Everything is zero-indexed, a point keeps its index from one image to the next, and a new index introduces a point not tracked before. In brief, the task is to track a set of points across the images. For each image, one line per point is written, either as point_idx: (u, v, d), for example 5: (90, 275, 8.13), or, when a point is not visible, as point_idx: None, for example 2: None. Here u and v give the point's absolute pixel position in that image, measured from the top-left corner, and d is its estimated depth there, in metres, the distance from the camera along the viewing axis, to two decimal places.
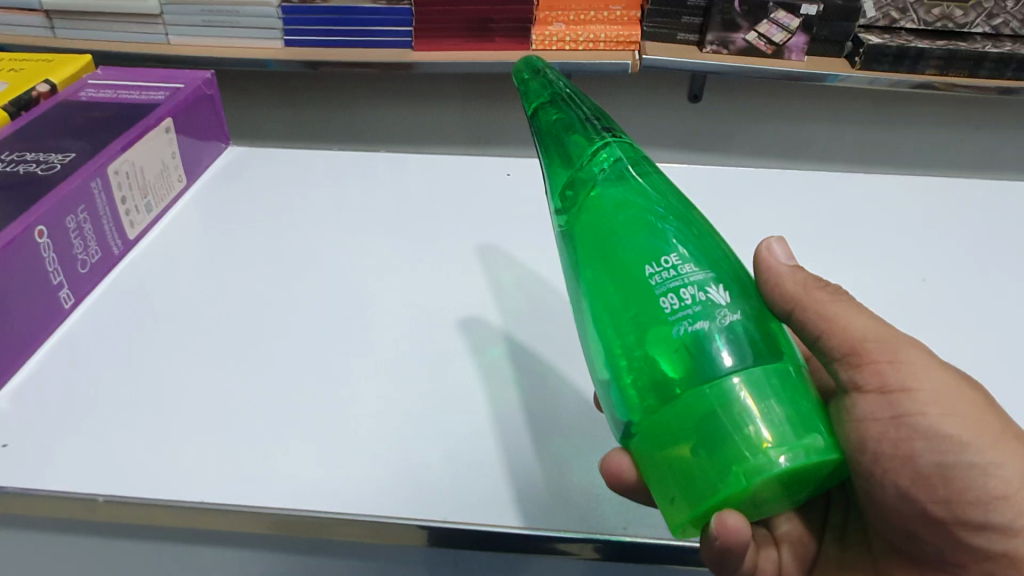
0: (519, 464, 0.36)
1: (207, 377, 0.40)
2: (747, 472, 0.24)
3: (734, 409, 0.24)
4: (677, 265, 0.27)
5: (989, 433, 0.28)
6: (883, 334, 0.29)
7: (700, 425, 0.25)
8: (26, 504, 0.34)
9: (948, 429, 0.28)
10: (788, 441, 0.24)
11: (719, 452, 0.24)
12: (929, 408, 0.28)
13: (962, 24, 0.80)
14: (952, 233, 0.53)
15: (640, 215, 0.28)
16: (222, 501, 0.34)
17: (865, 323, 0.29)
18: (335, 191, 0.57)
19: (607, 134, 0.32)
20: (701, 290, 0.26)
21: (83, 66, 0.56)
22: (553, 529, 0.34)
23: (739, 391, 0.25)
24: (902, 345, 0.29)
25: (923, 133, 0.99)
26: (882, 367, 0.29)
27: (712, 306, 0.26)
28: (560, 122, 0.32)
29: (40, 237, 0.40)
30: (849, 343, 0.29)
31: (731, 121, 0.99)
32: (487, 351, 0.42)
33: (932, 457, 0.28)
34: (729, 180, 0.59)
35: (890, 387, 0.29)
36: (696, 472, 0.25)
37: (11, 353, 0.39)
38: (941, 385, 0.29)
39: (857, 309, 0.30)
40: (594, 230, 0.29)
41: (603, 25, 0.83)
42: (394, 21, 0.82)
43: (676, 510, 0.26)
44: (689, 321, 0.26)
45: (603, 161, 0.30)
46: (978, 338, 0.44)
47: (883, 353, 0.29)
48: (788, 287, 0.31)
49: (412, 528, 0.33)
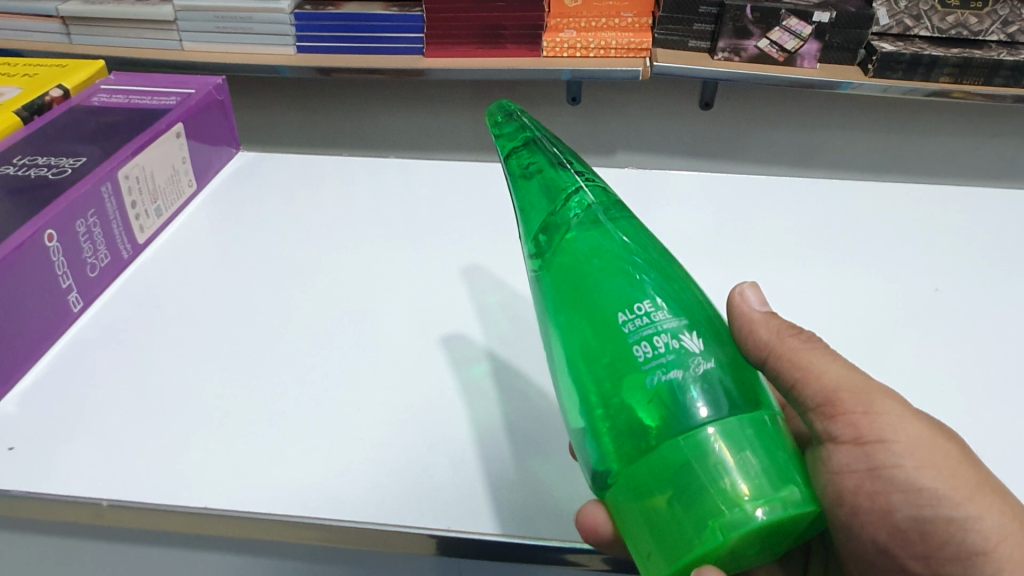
0: (522, 479, 0.36)
1: (209, 383, 0.40)
2: (724, 527, 0.24)
3: (710, 460, 0.24)
4: (650, 312, 0.27)
5: (967, 486, 0.28)
6: (858, 384, 0.29)
7: (675, 476, 0.24)
8: (31, 507, 0.34)
9: (925, 483, 0.28)
10: (765, 494, 0.24)
11: (695, 505, 0.24)
12: (906, 460, 0.28)
13: (977, 32, 0.79)
14: (964, 243, 0.52)
15: (615, 260, 0.28)
16: (225, 508, 0.34)
17: (839, 372, 0.29)
18: (345, 197, 0.57)
19: (579, 177, 0.32)
20: (674, 337, 0.26)
21: (95, 71, 0.56)
22: (567, 541, 0.33)
23: (715, 442, 0.24)
24: (876, 394, 0.29)
25: (933, 143, 0.98)
26: (857, 419, 0.28)
27: (686, 355, 0.26)
28: (534, 166, 0.32)
29: (50, 241, 0.40)
30: (822, 394, 0.29)
31: (744, 130, 0.98)
32: (471, 368, 0.41)
33: (910, 511, 0.28)
34: (740, 187, 0.58)
35: (866, 439, 0.28)
36: (673, 524, 0.24)
37: (19, 353, 0.39)
38: (917, 436, 0.28)
39: (829, 357, 0.30)
40: (569, 273, 0.29)
41: (614, 32, 0.83)
42: (407, 27, 0.82)
43: (653, 563, 0.25)
44: (663, 370, 0.25)
45: (576, 206, 0.30)
46: (993, 351, 0.43)
47: (857, 405, 0.28)
48: (762, 334, 0.30)
49: (419, 537, 0.33)
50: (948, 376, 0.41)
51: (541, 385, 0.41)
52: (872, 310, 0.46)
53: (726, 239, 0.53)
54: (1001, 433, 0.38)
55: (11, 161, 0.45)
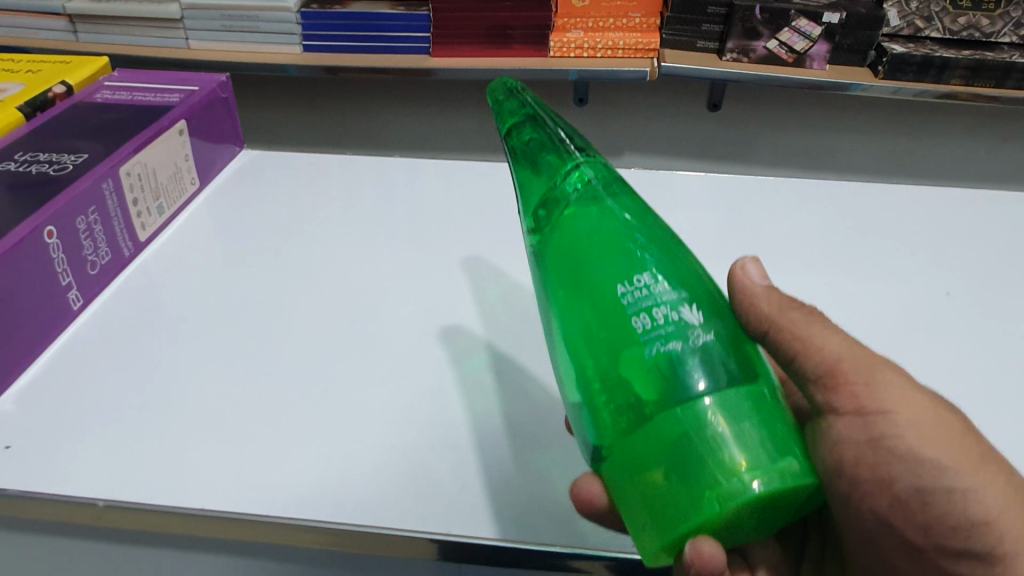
0: (525, 482, 0.35)
1: (209, 381, 0.39)
2: (720, 497, 0.23)
3: (707, 431, 0.24)
4: (649, 284, 0.26)
5: (969, 458, 0.27)
6: (859, 356, 0.28)
7: (672, 447, 0.24)
8: (26, 507, 0.34)
9: (928, 455, 0.27)
10: (764, 465, 0.24)
11: (691, 479, 0.24)
12: (908, 432, 0.27)
13: (989, 33, 0.78)
14: (976, 247, 0.52)
15: (614, 235, 0.28)
16: (222, 509, 0.33)
17: (841, 344, 0.29)
18: (350, 196, 0.56)
19: (580, 152, 0.31)
20: (674, 310, 0.26)
21: (100, 67, 0.56)
22: (570, 546, 0.33)
23: (712, 414, 0.24)
24: (877, 366, 0.28)
25: (945, 145, 0.97)
26: (858, 390, 0.28)
27: (685, 327, 0.26)
28: (532, 137, 0.32)
29: (50, 237, 0.40)
30: (824, 365, 0.28)
31: (753, 131, 0.97)
32: (466, 361, 0.41)
33: (911, 483, 0.27)
34: (749, 189, 0.58)
35: (867, 410, 0.28)
36: (668, 498, 0.24)
37: (17, 352, 0.39)
38: (918, 407, 0.28)
39: (831, 329, 0.29)
40: (566, 248, 0.28)
41: (622, 32, 0.83)
42: (413, 26, 0.82)
43: (647, 537, 0.25)
44: (662, 342, 0.25)
45: (575, 180, 0.29)
46: (1005, 356, 0.42)
47: (859, 376, 0.28)
48: (762, 306, 0.30)
49: (421, 541, 0.33)
50: (959, 381, 0.40)
51: (547, 387, 0.40)
52: (883, 314, 0.45)
53: (734, 242, 0.52)
54: (1015, 440, 0.37)
55: (12, 157, 0.45)
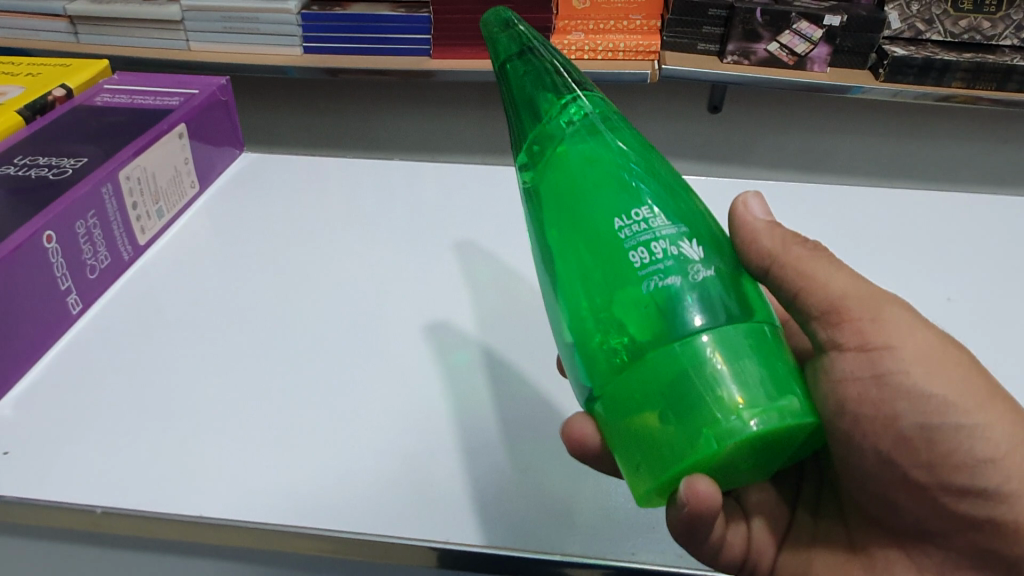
0: (522, 491, 0.35)
1: (209, 386, 0.39)
2: (718, 435, 0.23)
3: (706, 368, 0.24)
4: (648, 218, 0.26)
5: (976, 395, 0.28)
6: (865, 293, 0.29)
7: (669, 382, 0.24)
8: (24, 514, 0.34)
9: (933, 390, 0.28)
10: (761, 402, 0.24)
11: (688, 416, 0.24)
12: (913, 367, 0.28)
13: (990, 36, 0.78)
14: (976, 252, 0.51)
15: (610, 167, 0.27)
16: (220, 516, 0.33)
17: (846, 280, 0.29)
18: (350, 198, 0.56)
19: (576, 85, 0.30)
20: (673, 244, 0.26)
21: (100, 70, 0.56)
22: (568, 554, 0.32)
23: (710, 351, 0.24)
24: (882, 304, 0.29)
25: (946, 147, 0.97)
26: (864, 326, 0.29)
27: (684, 262, 0.26)
28: (523, 66, 0.31)
29: (49, 242, 0.40)
30: (828, 302, 0.29)
31: (754, 133, 0.97)
32: (461, 358, 0.42)
33: (917, 419, 0.28)
34: (749, 192, 0.57)
35: (871, 345, 0.28)
36: (664, 436, 0.24)
37: (16, 358, 0.39)
38: (924, 343, 0.29)
39: (836, 266, 0.30)
40: (560, 183, 0.28)
41: (623, 34, 0.82)
42: (414, 28, 0.82)
43: (642, 475, 0.25)
44: (660, 276, 0.25)
45: (572, 112, 0.29)
46: (1006, 361, 0.42)
47: (864, 312, 0.29)
48: (764, 243, 0.30)
49: (420, 549, 0.32)
50: None
51: (545, 395, 0.40)
52: None
53: None
54: None
55: (12, 161, 0.45)
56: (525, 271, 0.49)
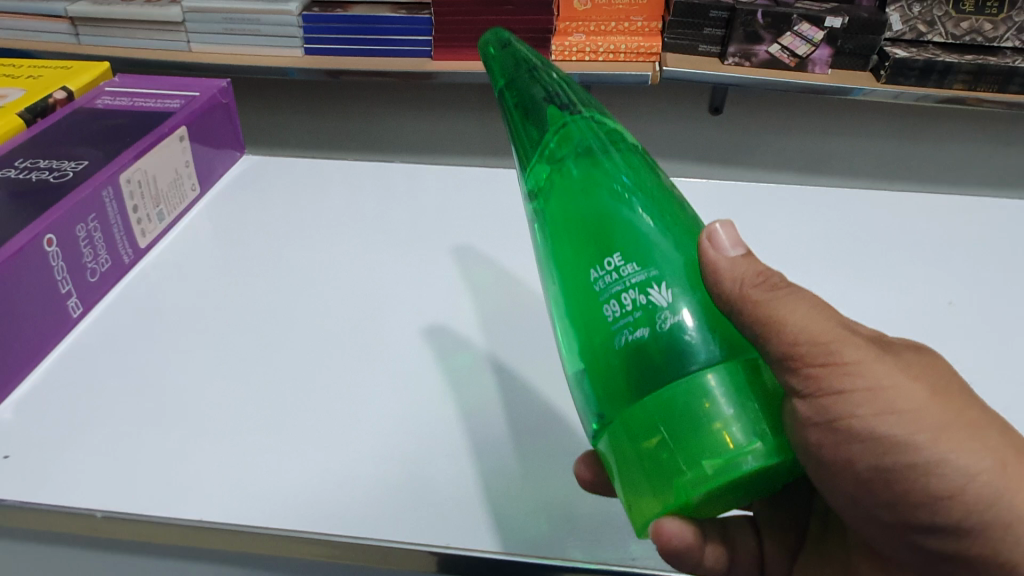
0: (521, 495, 0.35)
1: (209, 390, 0.39)
2: (684, 486, 0.23)
3: (672, 420, 0.24)
4: (620, 266, 0.26)
5: (933, 429, 0.25)
6: (819, 334, 0.25)
7: (642, 432, 0.24)
8: (25, 518, 0.34)
9: (882, 430, 0.25)
10: (729, 448, 0.23)
11: (660, 466, 0.24)
12: (860, 408, 0.25)
13: (991, 38, 0.78)
14: (977, 255, 0.51)
15: (592, 208, 0.28)
16: (220, 521, 0.33)
17: (803, 321, 0.25)
18: (351, 201, 0.56)
19: (567, 116, 0.31)
20: (643, 292, 0.25)
21: (100, 73, 0.56)
22: (566, 559, 0.33)
23: (676, 401, 0.24)
24: (836, 341, 0.25)
25: (947, 149, 0.97)
26: (817, 371, 0.25)
27: (653, 310, 0.25)
28: (523, 118, 0.32)
29: (49, 246, 0.40)
30: (784, 347, 0.25)
31: (754, 134, 0.97)
32: (464, 363, 0.42)
33: (869, 460, 0.25)
34: (750, 195, 0.57)
35: (825, 392, 0.25)
36: (643, 484, 0.25)
37: (17, 361, 0.39)
38: (876, 378, 0.25)
39: (797, 304, 0.26)
40: (555, 227, 0.29)
41: (624, 36, 0.82)
42: (414, 30, 0.82)
43: (632, 516, 0.26)
44: (630, 329, 0.25)
45: (562, 149, 0.30)
46: (1007, 365, 0.42)
47: (816, 356, 0.25)
48: (724, 286, 0.26)
49: (419, 554, 0.32)
50: None
51: (545, 398, 0.40)
52: (884, 323, 0.45)
53: None
54: None
55: (12, 165, 0.45)
56: (527, 273, 0.49)
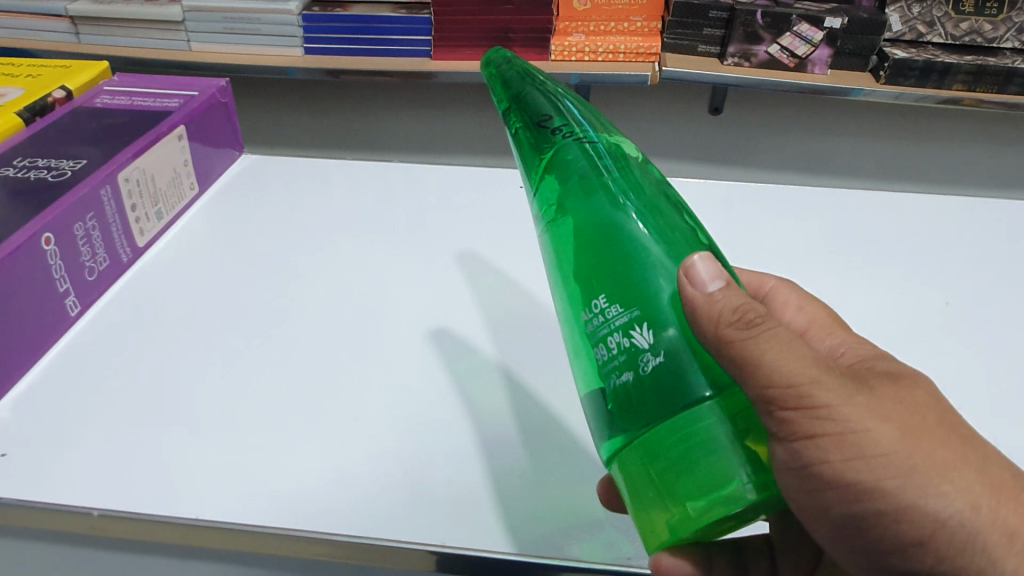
0: (519, 494, 0.35)
1: (208, 388, 0.39)
2: (672, 525, 0.24)
3: (657, 463, 0.24)
4: (605, 309, 0.26)
5: (908, 472, 0.24)
6: (794, 375, 0.24)
7: (635, 476, 0.25)
8: (24, 516, 0.34)
9: (853, 476, 0.24)
10: (716, 491, 0.23)
11: (651, 505, 0.25)
12: (833, 455, 0.24)
13: (991, 39, 0.78)
14: (974, 254, 0.52)
15: (583, 246, 0.28)
16: (218, 520, 0.33)
17: (780, 363, 0.24)
18: (351, 199, 0.57)
19: (556, 139, 0.30)
20: (626, 335, 0.25)
21: (99, 73, 0.56)
22: (563, 559, 0.33)
23: (661, 444, 0.24)
24: (810, 385, 0.24)
25: (946, 150, 0.97)
26: (792, 416, 0.24)
27: (635, 354, 0.25)
28: (523, 129, 0.32)
29: (47, 244, 0.40)
30: (760, 390, 0.24)
31: (753, 135, 0.97)
32: (465, 360, 0.42)
33: (841, 506, 0.25)
34: (748, 195, 0.58)
35: (798, 438, 0.24)
36: (640, 518, 0.25)
37: (15, 359, 0.39)
38: (851, 423, 0.24)
39: (775, 343, 0.24)
40: (555, 263, 0.30)
41: (624, 36, 0.82)
42: (414, 29, 0.82)
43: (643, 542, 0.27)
44: (616, 373, 0.25)
45: (552, 179, 0.30)
46: (1003, 363, 0.42)
47: (790, 401, 0.24)
48: (702, 323, 0.25)
49: (419, 552, 0.32)
50: (957, 393, 0.40)
51: (542, 392, 0.40)
52: (882, 321, 0.45)
53: (734, 247, 0.52)
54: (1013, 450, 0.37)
55: (10, 163, 0.45)
56: (526, 271, 0.50)
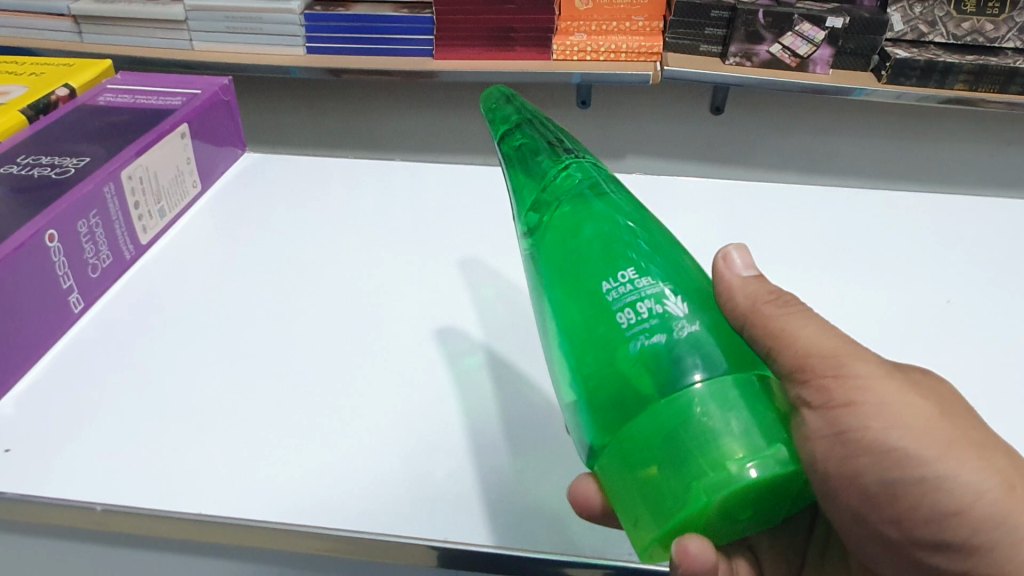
0: (521, 492, 0.35)
1: (210, 384, 0.39)
2: (708, 487, 0.23)
3: (695, 424, 0.24)
4: (634, 279, 0.27)
5: (940, 444, 0.27)
6: (830, 350, 0.28)
7: (665, 439, 0.24)
8: (25, 511, 0.34)
9: (891, 442, 0.27)
10: (760, 451, 0.24)
11: (681, 469, 0.24)
12: (872, 421, 0.27)
13: (993, 38, 0.78)
14: (975, 253, 0.52)
15: (607, 232, 0.28)
16: (222, 514, 0.33)
17: (813, 337, 0.28)
18: (353, 198, 0.57)
19: (569, 156, 0.32)
20: (658, 302, 0.26)
21: (102, 71, 0.56)
22: (565, 554, 0.33)
23: (700, 405, 0.24)
24: (847, 359, 0.28)
25: (950, 150, 0.97)
26: (828, 384, 0.28)
27: (669, 319, 0.26)
28: (530, 146, 0.33)
29: (51, 241, 0.40)
30: (795, 359, 0.28)
31: (755, 135, 0.97)
32: (464, 361, 0.42)
33: (878, 475, 0.27)
34: (751, 194, 0.58)
35: (835, 404, 0.27)
36: (661, 491, 0.24)
37: (18, 356, 0.39)
38: (886, 394, 0.28)
39: (806, 320, 0.29)
40: (559, 250, 0.29)
41: (625, 35, 0.82)
42: (416, 29, 0.82)
43: (642, 530, 0.25)
44: (646, 335, 0.25)
45: (565, 182, 0.31)
46: (1004, 362, 0.42)
47: (828, 369, 0.28)
48: (737, 300, 0.29)
49: (420, 547, 0.33)
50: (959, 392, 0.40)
51: (539, 391, 0.40)
52: (880, 321, 0.45)
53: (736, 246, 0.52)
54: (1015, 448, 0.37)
55: (14, 161, 0.45)
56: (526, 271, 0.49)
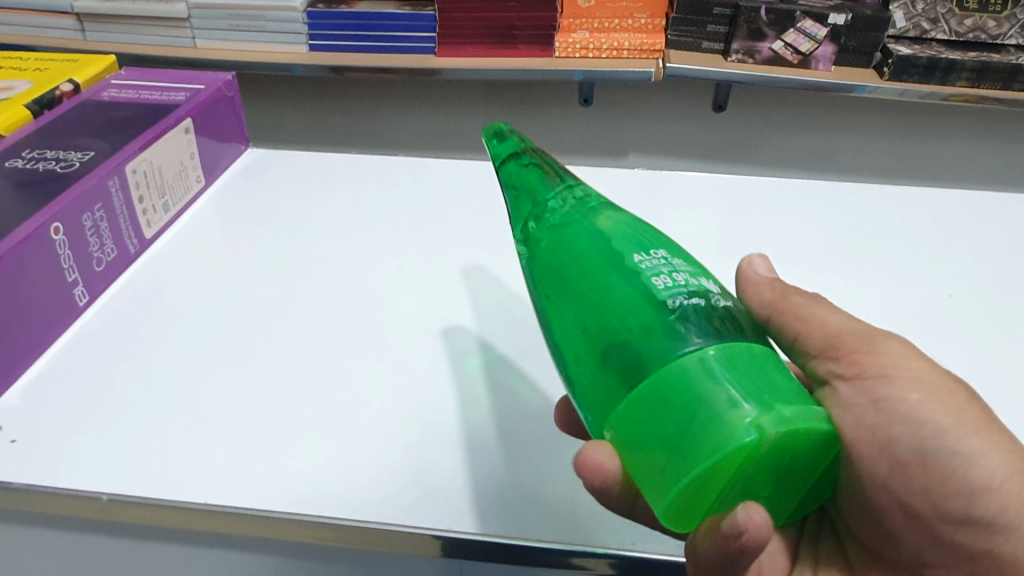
0: (525, 483, 0.35)
1: (212, 377, 0.40)
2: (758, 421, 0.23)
3: (741, 370, 0.24)
4: (666, 257, 0.27)
5: (972, 423, 0.28)
6: (860, 330, 0.30)
7: (713, 377, 0.24)
8: (30, 500, 0.34)
9: (927, 414, 0.28)
10: (802, 405, 0.24)
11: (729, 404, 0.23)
12: (908, 393, 0.28)
13: (996, 35, 0.78)
14: (979, 248, 0.52)
15: (629, 227, 0.29)
16: (228, 503, 0.33)
17: (842, 321, 0.30)
18: (356, 193, 0.57)
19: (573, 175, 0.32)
20: (692, 277, 0.27)
21: (106, 66, 0.56)
22: (568, 543, 0.33)
23: (742, 356, 0.24)
24: (879, 337, 0.29)
25: (955, 147, 0.96)
26: (860, 357, 0.29)
27: (703, 290, 0.26)
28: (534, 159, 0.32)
29: (56, 234, 0.40)
30: (825, 340, 0.30)
31: (758, 132, 0.97)
32: (465, 359, 0.42)
33: (911, 444, 0.28)
34: (753, 189, 0.58)
35: (868, 375, 0.28)
36: (704, 426, 0.23)
37: (23, 347, 0.39)
38: (920, 371, 0.29)
39: (834, 309, 0.31)
40: (578, 234, 0.28)
41: (626, 33, 0.83)
42: (418, 26, 0.82)
43: (673, 474, 0.23)
44: (685, 296, 0.26)
45: (577, 189, 0.31)
46: (1005, 355, 0.42)
47: (860, 345, 0.29)
48: (766, 295, 0.31)
49: (423, 537, 0.33)
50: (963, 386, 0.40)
51: (541, 387, 0.40)
52: (882, 317, 0.45)
53: (737, 241, 0.52)
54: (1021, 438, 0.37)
55: (20, 155, 0.45)
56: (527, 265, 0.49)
